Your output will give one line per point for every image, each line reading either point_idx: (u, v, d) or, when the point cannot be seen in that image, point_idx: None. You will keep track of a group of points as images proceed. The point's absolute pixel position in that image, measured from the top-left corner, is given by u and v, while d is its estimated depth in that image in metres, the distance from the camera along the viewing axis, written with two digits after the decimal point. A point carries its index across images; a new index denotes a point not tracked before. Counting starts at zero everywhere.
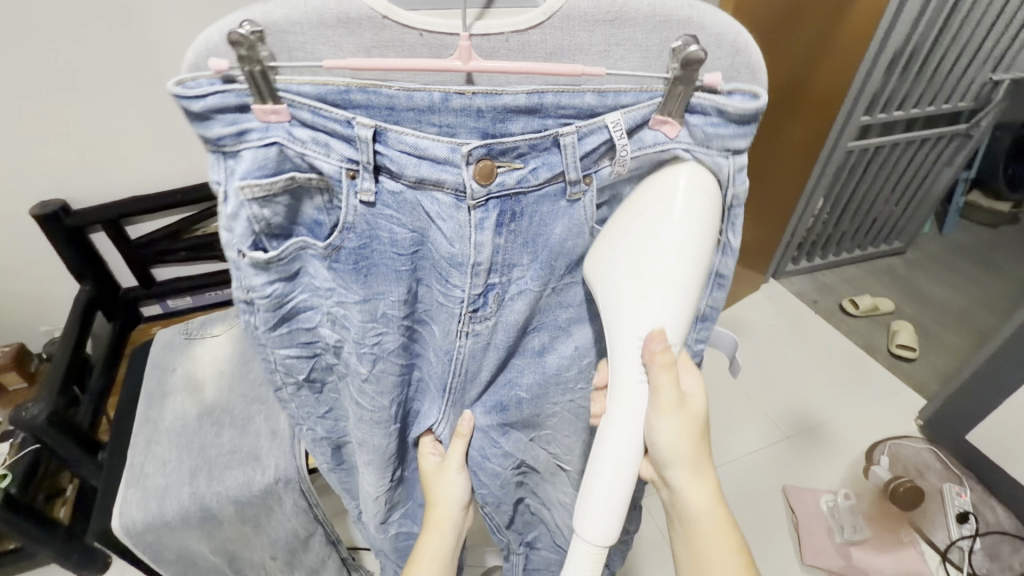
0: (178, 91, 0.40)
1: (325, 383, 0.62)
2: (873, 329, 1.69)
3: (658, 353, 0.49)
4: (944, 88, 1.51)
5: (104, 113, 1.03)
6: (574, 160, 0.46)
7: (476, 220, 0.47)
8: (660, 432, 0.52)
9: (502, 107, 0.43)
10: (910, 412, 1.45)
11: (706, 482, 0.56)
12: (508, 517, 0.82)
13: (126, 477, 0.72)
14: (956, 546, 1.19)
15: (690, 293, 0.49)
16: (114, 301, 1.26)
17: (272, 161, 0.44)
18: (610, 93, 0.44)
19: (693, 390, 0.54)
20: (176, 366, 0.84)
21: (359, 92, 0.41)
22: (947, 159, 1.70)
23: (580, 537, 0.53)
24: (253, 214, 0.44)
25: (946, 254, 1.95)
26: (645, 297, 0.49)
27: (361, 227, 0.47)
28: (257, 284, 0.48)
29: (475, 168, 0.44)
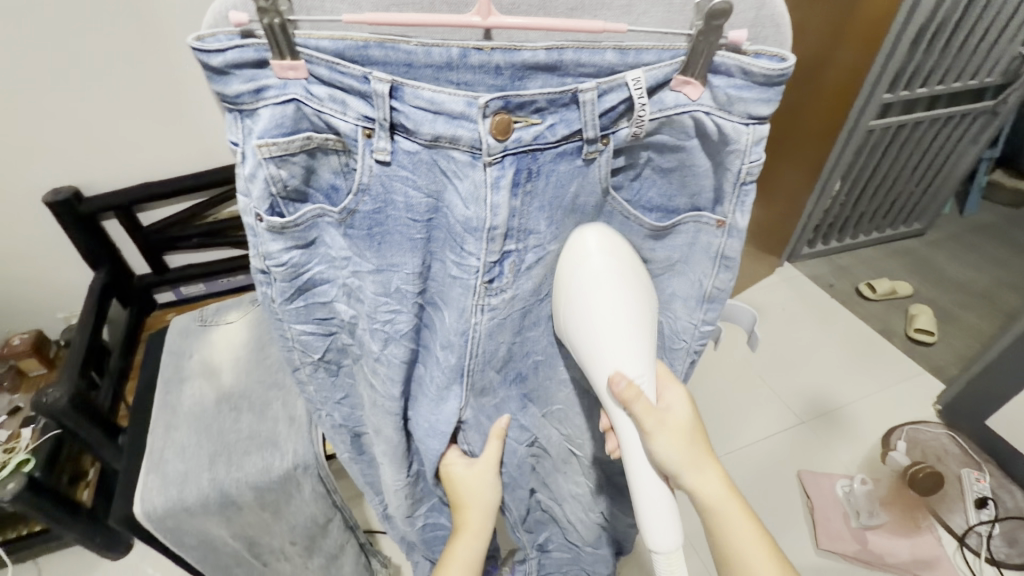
0: (196, 46, 0.38)
1: (341, 366, 0.62)
2: (891, 312, 1.66)
3: (625, 390, 0.52)
4: (971, 63, 1.45)
5: (113, 94, 1.03)
6: (592, 118, 0.43)
7: (493, 178, 0.44)
8: (658, 450, 0.55)
9: (521, 64, 0.41)
10: (928, 396, 1.43)
11: (714, 477, 0.58)
12: (522, 506, 0.82)
13: (146, 464, 0.72)
14: (974, 531, 1.18)
15: (643, 328, 0.53)
16: (128, 288, 1.26)
17: (289, 119, 0.43)
18: (631, 51, 0.42)
19: (676, 402, 0.58)
20: (192, 352, 0.84)
21: (377, 47, 0.39)
22: (972, 137, 1.65)
23: (658, 553, 0.56)
24: (271, 175, 0.44)
25: (967, 234, 1.90)
26: (603, 347, 0.53)
27: (376, 189, 0.46)
28: (274, 250, 0.48)
29: (492, 122, 0.42)
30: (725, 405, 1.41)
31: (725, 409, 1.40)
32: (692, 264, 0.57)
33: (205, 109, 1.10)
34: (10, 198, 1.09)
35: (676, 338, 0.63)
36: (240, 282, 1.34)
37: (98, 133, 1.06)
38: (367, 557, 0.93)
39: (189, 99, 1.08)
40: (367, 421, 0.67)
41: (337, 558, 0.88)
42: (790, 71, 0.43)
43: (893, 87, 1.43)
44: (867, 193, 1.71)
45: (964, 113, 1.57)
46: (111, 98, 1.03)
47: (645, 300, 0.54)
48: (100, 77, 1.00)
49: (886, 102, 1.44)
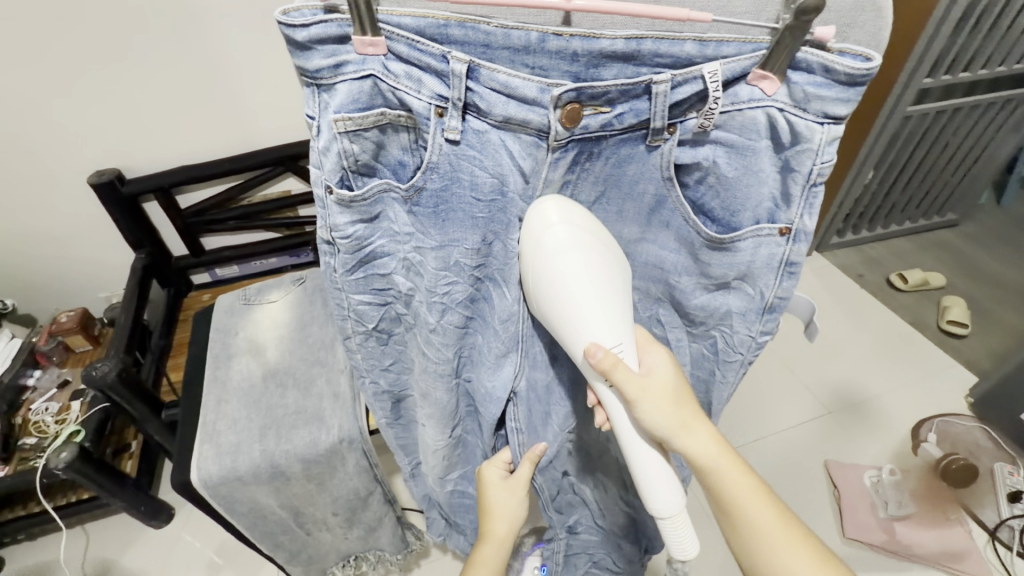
0: (283, 20, 0.40)
1: (392, 334, 0.65)
2: (922, 304, 1.63)
3: (604, 361, 0.49)
4: (1018, 46, 1.40)
5: (157, 80, 1.05)
6: (662, 109, 0.45)
7: (552, 160, 0.48)
8: (645, 417, 0.52)
9: (599, 52, 0.42)
10: (960, 389, 1.41)
11: (708, 432, 0.54)
12: (554, 490, 0.82)
13: (200, 435, 0.75)
14: (1006, 526, 1.16)
15: (615, 292, 0.51)
16: (167, 270, 1.30)
17: (365, 95, 0.45)
18: (711, 43, 0.43)
19: (658, 364, 0.55)
20: (238, 330, 0.87)
21: (458, 26, 0.41)
22: (1014, 124, 1.59)
23: (664, 520, 0.53)
24: (344, 149, 0.47)
25: (1004, 226, 1.85)
26: (576, 317, 0.51)
27: (444, 167, 0.48)
28: (340, 223, 0.51)
29: (563, 111, 0.44)
30: (751, 393, 1.41)
31: (750, 398, 1.40)
32: (753, 279, 0.55)
33: (242, 94, 1.12)
34: (59, 180, 1.13)
35: (731, 351, 0.62)
36: (273, 265, 1.37)
37: (141, 116, 1.09)
38: (403, 529, 0.95)
39: (227, 85, 1.10)
40: (412, 385, 0.70)
41: (375, 530, 0.91)
42: (875, 70, 0.42)
43: (933, 72, 1.39)
44: (900, 182, 1.67)
45: (1005, 101, 1.52)
46: (154, 84, 1.06)
47: (612, 266, 0.52)
48: (145, 62, 1.03)
49: (925, 88, 1.40)
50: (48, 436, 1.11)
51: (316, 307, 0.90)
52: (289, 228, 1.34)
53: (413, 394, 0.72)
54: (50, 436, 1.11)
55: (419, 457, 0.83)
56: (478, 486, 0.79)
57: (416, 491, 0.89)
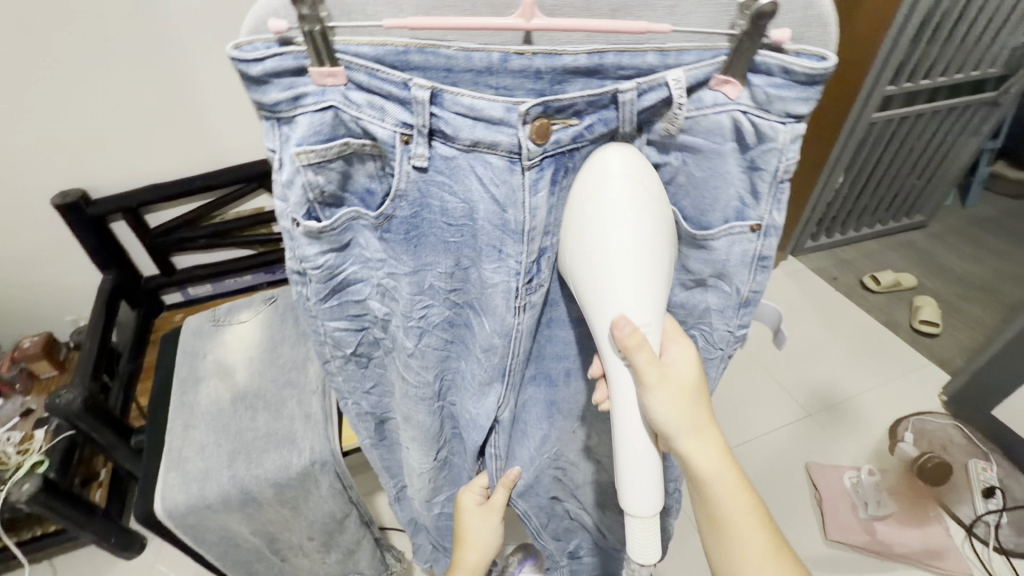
0: (237, 55, 0.40)
1: (371, 358, 0.64)
2: (895, 305, 1.67)
3: (628, 339, 0.46)
4: (973, 53, 1.45)
5: (122, 99, 1.04)
6: (630, 116, 0.45)
7: (531, 181, 0.46)
8: (653, 407, 0.49)
9: (562, 68, 0.42)
10: (934, 388, 1.43)
11: (712, 440, 0.53)
12: (544, 516, 0.84)
13: (166, 462, 0.73)
14: (981, 521, 1.18)
15: (659, 268, 0.46)
16: (137, 291, 1.27)
17: (327, 126, 0.44)
18: (672, 53, 0.43)
19: (681, 359, 0.52)
20: (206, 352, 0.85)
21: (418, 52, 0.41)
22: (974, 128, 1.64)
23: (635, 517, 0.51)
24: (309, 181, 0.46)
25: (968, 225, 1.91)
26: (607, 285, 0.46)
27: (413, 194, 0.48)
28: (310, 254, 0.50)
29: (531, 127, 0.43)
30: (730, 398, 1.42)
31: (732, 403, 1.41)
32: (729, 276, 0.55)
33: (211, 111, 1.11)
34: (19, 202, 1.09)
35: (711, 347, 0.62)
36: (248, 281, 1.35)
37: (104, 135, 1.07)
38: (382, 551, 0.93)
39: (195, 102, 1.08)
40: (395, 408, 0.69)
41: (354, 554, 0.89)
42: (832, 69, 0.43)
43: (895, 79, 1.43)
44: (869, 186, 1.71)
45: (964, 105, 1.57)
46: (118, 103, 1.04)
47: (664, 236, 0.47)
48: (108, 81, 1.01)
49: (888, 94, 1.44)
50: (7, 467, 1.04)
51: (288, 325, 0.88)
52: (263, 244, 1.31)
53: (396, 415, 0.71)
54: (10, 466, 1.04)
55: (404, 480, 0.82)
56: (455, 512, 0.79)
57: (401, 516, 0.87)
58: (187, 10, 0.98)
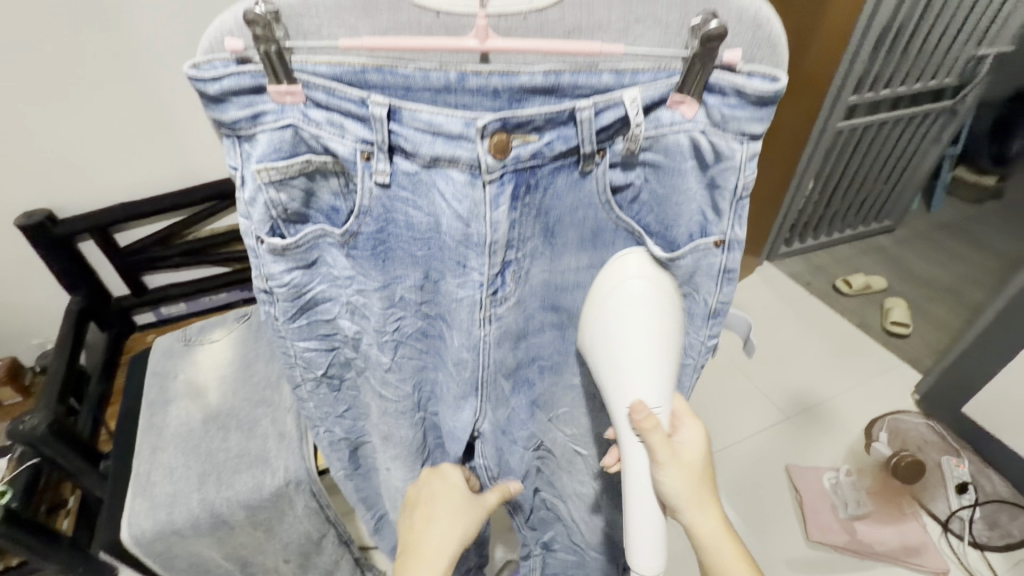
0: (192, 74, 0.40)
1: (343, 379, 0.64)
2: (867, 308, 1.71)
3: (645, 421, 0.52)
4: (930, 65, 1.51)
5: (89, 117, 1.02)
6: (589, 134, 0.45)
7: (492, 196, 0.46)
8: (663, 483, 0.54)
9: (519, 87, 0.43)
10: (906, 387, 1.47)
11: (716, 516, 0.56)
12: (524, 505, 0.82)
13: (133, 487, 0.71)
14: (956, 516, 1.20)
15: (669, 360, 0.54)
16: (108, 311, 1.24)
17: (287, 143, 0.45)
18: (627, 73, 0.44)
19: (691, 442, 0.55)
20: (177, 372, 0.83)
21: (375, 72, 0.42)
22: (934, 135, 1.71)
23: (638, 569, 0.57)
24: (271, 199, 0.47)
25: (933, 228, 1.98)
26: (625, 372, 0.54)
27: (377, 210, 0.48)
28: (276, 272, 0.51)
29: (490, 142, 0.43)
30: (710, 403, 1.43)
31: (712, 408, 1.42)
32: (696, 287, 0.57)
33: (182, 128, 1.10)
34: None
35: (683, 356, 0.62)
36: (222, 300, 1.33)
37: (70, 154, 1.05)
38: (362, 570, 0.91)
39: (166, 119, 1.08)
40: (370, 431, 0.69)
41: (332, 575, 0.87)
42: (783, 90, 0.43)
43: (857, 89, 1.48)
44: (838, 192, 1.76)
45: (924, 113, 1.63)
46: (85, 121, 1.02)
47: (674, 333, 0.54)
48: (74, 99, 0.99)
49: (852, 104, 1.49)
50: None
51: (263, 341, 0.87)
52: (239, 262, 1.30)
53: (371, 440, 0.71)
54: None
55: (382, 509, 0.80)
56: (414, 503, 0.66)
57: (384, 546, 0.85)
58: (156, 28, 0.97)
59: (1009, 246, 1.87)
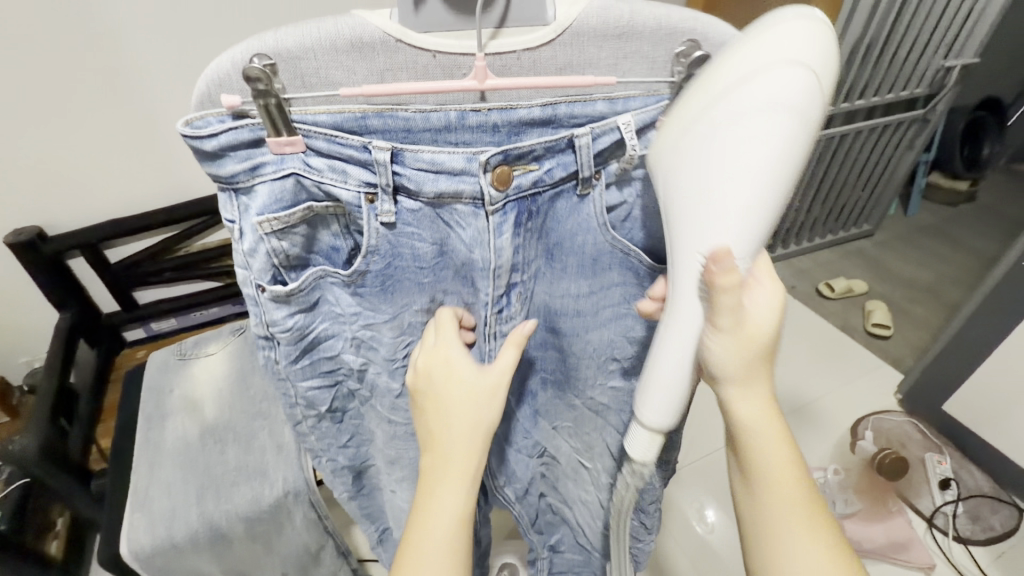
0: (189, 132, 0.42)
1: (346, 411, 0.65)
2: (849, 310, 1.75)
3: (720, 273, 0.44)
4: (901, 76, 1.57)
5: (80, 137, 1.02)
6: (588, 159, 0.49)
7: (495, 225, 0.49)
8: (711, 348, 0.48)
9: (518, 121, 0.46)
10: (889, 386, 1.51)
11: (763, 398, 0.49)
12: (532, 512, 0.85)
13: (131, 502, 0.72)
14: (940, 512, 1.24)
15: (773, 197, 0.43)
16: (97, 328, 1.23)
17: (288, 192, 0.46)
18: (619, 100, 0.47)
19: (763, 306, 0.48)
20: (173, 387, 0.84)
21: (376, 117, 0.44)
22: (907, 143, 1.78)
23: (643, 425, 0.54)
24: (272, 247, 0.48)
25: (910, 231, 2.05)
26: (715, 198, 0.43)
27: (383, 248, 0.50)
28: (278, 318, 0.52)
29: (493, 175, 0.47)
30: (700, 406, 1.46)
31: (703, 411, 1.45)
32: None
33: (174, 145, 1.10)
34: None
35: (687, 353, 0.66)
36: (211, 315, 1.33)
37: (60, 173, 1.04)
38: None
39: (158, 138, 1.08)
40: (374, 455, 0.70)
41: None
42: None
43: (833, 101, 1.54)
44: (818, 199, 1.81)
45: (897, 122, 1.70)
46: (76, 141, 1.02)
47: (795, 161, 0.42)
48: (64, 119, 0.99)
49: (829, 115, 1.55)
50: None
51: (258, 354, 0.87)
52: (230, 276, 1.30)
53: (375, 464, 0.72)
54: None
55: (385, 522, 0.81)
56: (418, 393, 0.52)
57: (385, 558, 0.85)
58: (150, 49, 0.98)
59: (983, 247, 1.94)
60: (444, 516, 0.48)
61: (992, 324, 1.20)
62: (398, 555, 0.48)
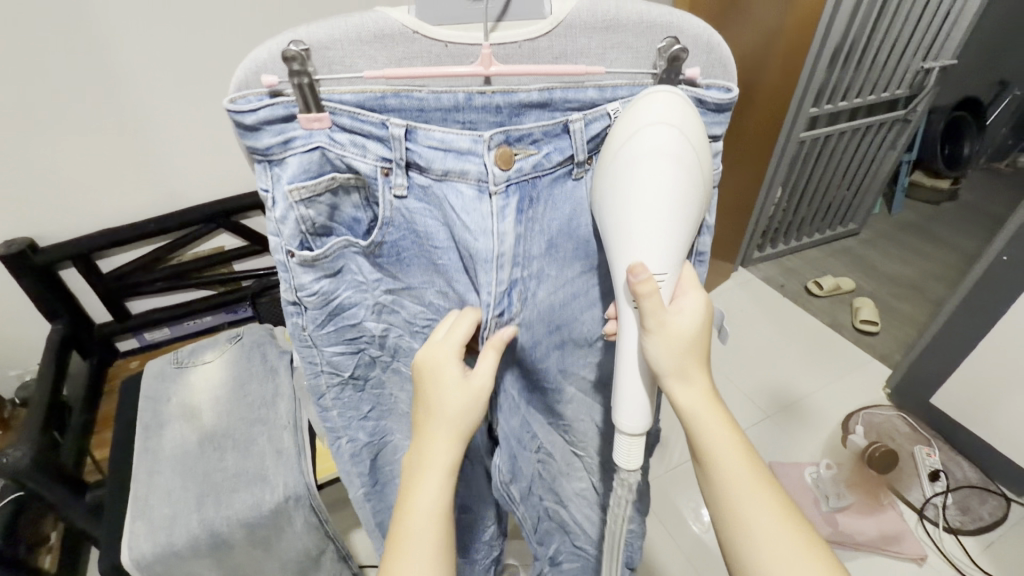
0: (232, 108, 0.43)
1: (368, 379, 0.65)
2: (838, 307, 1.78)
3: (643, 283, 0.47)
4: (883, 77, 1.61)
5: (72, 147, 1.02)
6: (582, 144, 0.51)
7: (499, 207, 0.49)
8: (648, 354, 0.51)
9: (518, 104, 0.48)
10: (877, 381, 1.54)
11: (700, 386, 0.53)
12: (534, 517, 0.82)
13: (131, 511, 0.72)
14: (930, 504, 1.26)
15: (679, 224, 0.47)
16: (90, 339, 1.22)
17: (315, 164, 0.47)
18: (609, 88, 0.49)
19: (690, 308, 0.52)
20: (170, 396, 0.84)
21: (394, 97, 0.45)
22: (890, 143, 1.82)
23: (623, 434, 0.53)
24: (301, 215, 0.49)
25: (895, 229, 2.09)
26: (629, 225, 0.47)
27: (398, 220, 0.51)
28: (305, 282, 0.52)
29: (496, 153, 0.48)
30: None
31: None
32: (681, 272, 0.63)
33: (168, 154, 1.11)
34: None
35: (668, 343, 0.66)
36: (207, 322, 1.33)
37: (52, 184, 1.04)
38: None
39: (151, 147, 1.08)
40: (393, 429, 0.70)
41: None
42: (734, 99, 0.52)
43: (817, 102, 1.57)
44: (805, 199, 1.85)
45: (880, 122, 1.74)
46: (67, 151, 1.02)
47: (689, 197, 0.47)
48: (56, 129, 0.99)
49: (813, 116, 1.58)
50: None
51: (256, 361, 0.88)
52: (223, 284, 1.31)
53: (393, 441, 0.71)
54: None
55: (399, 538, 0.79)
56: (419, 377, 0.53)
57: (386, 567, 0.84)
58: (143, 59, 0.99)
59: (966, 243, 1.98)
60: (432, 495, 0.51)
61: (976, 318, 1.23)
62: (394, 532, 0.51)
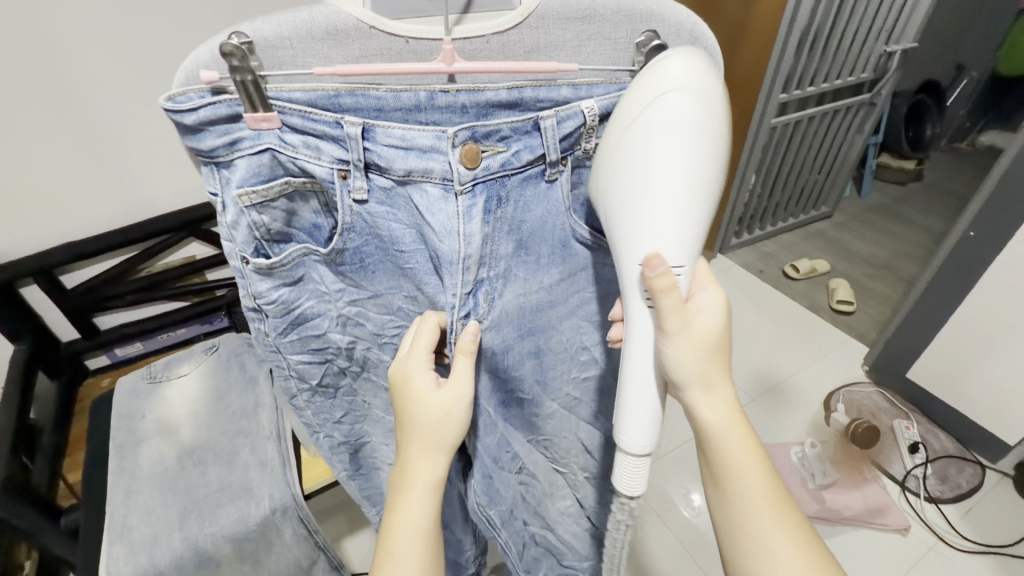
0: (169, 106, 0.41)
1: (338, 388, 0.64)
2: (815, 289, 1.82)
3: (658, 278, 0.45)
4: (846, 62, 1.65)
5: (23, 160, 0.96)
6: (554, 142, 0.49)
7: (465, 208, 0.48)
8: (668, 356, 0.49)
9: (485, 102, 0.46)
10: (855, 359, 1.58)
11: (724, 398, 0.52)
12: (519, 544, 0.81)
13: (109, 534, 0.69)
14: (911, 475, 1.30)
15: (695, 206, 0.46)
16: (57, 358, 1.17)
17: (265, 167, 0.46)
18: (583, 86, 0.49)
19: (709, 309, 0.51)
20: (145, 412, 0.81)
21: (348, 95, 0.44)
22: (857, 126, 1.86)
23: (629, 454, 0.50)
24: (254, 221, 0.48)
25: (864, 211, 2.14)
26: (643, 212, 0.46)
27: (360, 226, 0.49)
28: (263, 290, 0.51)
29: (462, 151, 0.46)
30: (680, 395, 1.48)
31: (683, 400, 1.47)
32: None
33: (129, 162, 1.06)
34: None
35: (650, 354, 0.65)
36: (182, 335, 1.29)
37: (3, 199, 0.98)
38: None
39: (110, 155, 1.04)
40: (371, 431, 0.70)
41: None
42: None
43: (786, 88, 1.59)
44: (779, 183, 1.88)
45: (847, 106, 1.77)
46: (17, 164, 0.96)
47: (708, 172, 0.45)
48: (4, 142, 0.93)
49: (783, 102, 1.60)
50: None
51: (234, 373, 0.85)
52: (197, 294, 1.27)
53: (372, 441, 0.71)
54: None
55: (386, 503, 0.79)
56: (394, 384, 0.55)
57: None
58: (95, 63, 0.94)
59: (932, 222, 2.04)
60: (412, 522, 0.54)
61: (948, 294, 1.26)
62: (381, 540, 0.56)
